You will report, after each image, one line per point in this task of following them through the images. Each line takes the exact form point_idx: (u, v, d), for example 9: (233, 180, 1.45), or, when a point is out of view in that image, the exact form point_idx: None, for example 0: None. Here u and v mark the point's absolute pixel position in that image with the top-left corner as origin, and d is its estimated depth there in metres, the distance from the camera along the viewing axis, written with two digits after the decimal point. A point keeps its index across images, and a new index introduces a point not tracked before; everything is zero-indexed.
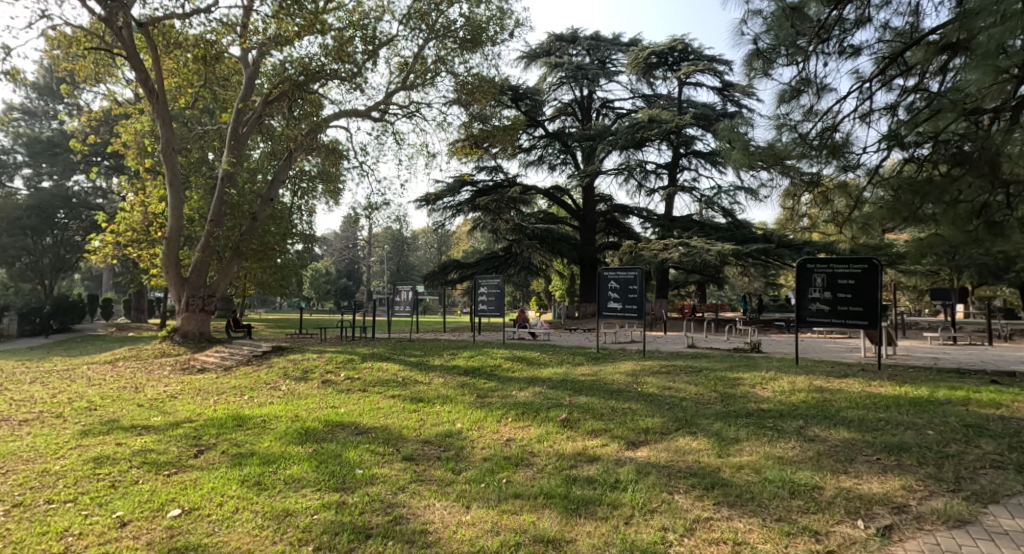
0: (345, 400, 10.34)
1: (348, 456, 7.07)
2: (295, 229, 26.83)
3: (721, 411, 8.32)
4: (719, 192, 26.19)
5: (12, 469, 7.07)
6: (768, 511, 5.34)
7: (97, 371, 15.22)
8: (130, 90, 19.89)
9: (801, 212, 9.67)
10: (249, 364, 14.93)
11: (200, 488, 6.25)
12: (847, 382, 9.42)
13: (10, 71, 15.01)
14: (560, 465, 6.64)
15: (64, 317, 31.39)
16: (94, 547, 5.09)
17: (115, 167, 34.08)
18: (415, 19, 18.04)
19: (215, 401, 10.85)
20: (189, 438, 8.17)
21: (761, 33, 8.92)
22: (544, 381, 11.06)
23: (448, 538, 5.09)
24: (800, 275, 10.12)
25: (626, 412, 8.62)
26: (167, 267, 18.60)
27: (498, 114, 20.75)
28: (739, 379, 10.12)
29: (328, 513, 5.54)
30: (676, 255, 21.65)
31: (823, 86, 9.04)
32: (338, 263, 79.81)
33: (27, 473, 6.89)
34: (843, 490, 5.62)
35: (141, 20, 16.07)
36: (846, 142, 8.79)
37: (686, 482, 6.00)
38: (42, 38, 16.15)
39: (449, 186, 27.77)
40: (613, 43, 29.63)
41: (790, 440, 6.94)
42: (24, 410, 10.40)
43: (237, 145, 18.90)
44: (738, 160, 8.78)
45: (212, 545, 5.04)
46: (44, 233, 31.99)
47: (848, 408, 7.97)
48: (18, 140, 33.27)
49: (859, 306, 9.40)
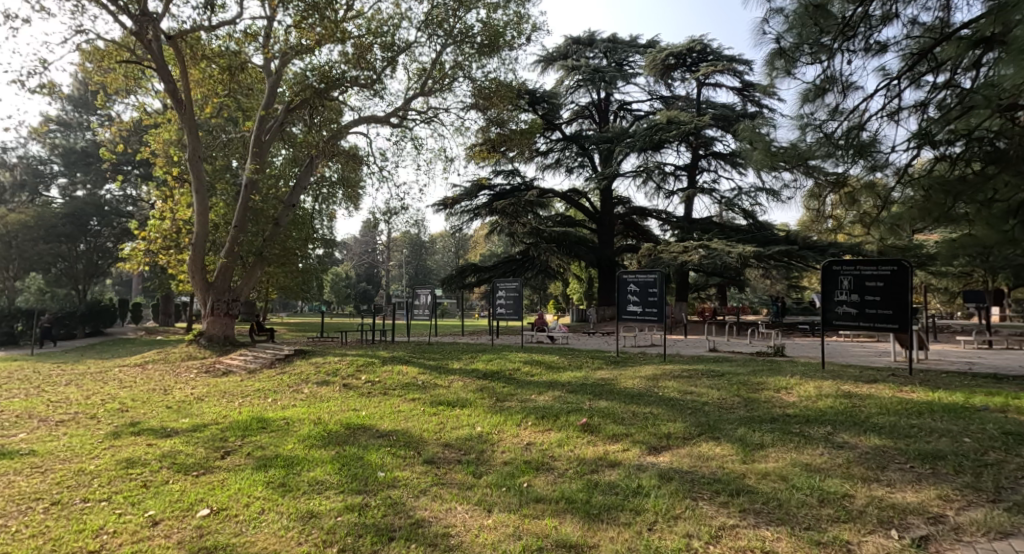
0: (366, 403, 10.39)
1: (369, 459, 7.08)
2: (316, 234, 27.15)
3: (744, 416, 8.18)
4: (739, 193, 25.82)
5: (47, 469, 7.17)
6: (797, 519, 5.22)
7: (128, 374, 15.49)
8: (158, 101, 20.29)
9: (826, 213, 9.48)
10: (272, 368, 15.01)
11: (227, 488, 6.30)
12: (876, 387, 9.21)
13: (47, 85, 15.38)
14: (581, 470, 6.57)
15: (96, 321, 32.08)
16: (127, 546, 5.12)
17: (144, 176, 34.88)
18: (433, 25, 18.09)
19: (240, 404, 10.93)
20: (216, 440, 8.25)
21: (783, 32, 8.80)
22: (563, 385, 10.94)
23: (471, 542, 5.04)
24: (826, 277, 9.89)
25: (647, 417, 8.50)
26: (193, 272, 18.80)
27: (516, 118, 20.61)
28: (764, 384, 9.92)
29: (351, 515, 5.54)
30: (696, 258, 21.45)
31: (849, 84, 8.88)
32: (358, 268, 80.59)
33: (63, 472, 6.99)
34: (875, 498, 5.46)
35: (170, 33, 16.39)
36: (874, 141, 8.59)
37: (711, 488, 5.89)
38: (76, 51, 16.55)
39: (466, 190, 27.80)
40: (631, 45, 29.44)
41: (818, 447, 6.78)
42: (60, 410, 10.65)
43: (260, 152, 19.15)
44: (759, 161, 8.69)
45: (240, 545, 5.06)
46: (78, 240, 32.78)
47: (878, 414, 7.76)
48: (54, 151, 34.22)
49: (888, 309, 9.16)
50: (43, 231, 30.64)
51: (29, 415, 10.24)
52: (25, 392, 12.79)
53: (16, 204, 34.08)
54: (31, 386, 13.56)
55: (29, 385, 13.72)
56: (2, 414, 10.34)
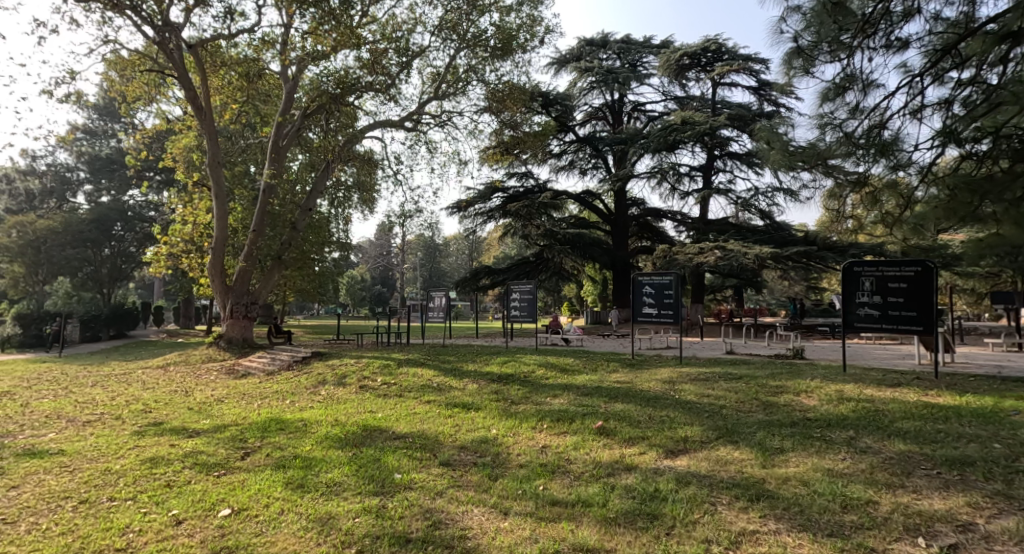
0: (382, 405, 10.39)
1: (386, 461, 7.05)
2: (333, 238, 27.34)
3: (764, 420, 8.05)
4: (756, 193, 25.53)
5: (75, 468, 7.25)
6: (819, 526, 5.10)
7: (149, 375, 15.70)
8: (179, 108, 20.55)
9: (847, 213, 9.32)
10: (290, 369, 15.10)
11: (248, 488, 6.31)
12: (900, 391, 9.00)
13: (74, 94, 15.68)
14: (597, 473, 6.50)
15: (120, 324, 32.56)
16: (152, 544, 5.15)
17: (166, 181, 35.46)
18: (446, 29, 18.13)
19: (259, 405, 11.02)
20: (235, 440, 8.30)
21: (801, 30, 8.68)
22: (578, 387, 10.87)
23: (487, 545, 5.00)
24: (846, 278, 9.71)
25: (664, 420, 8.39)
26: (213, 276, 18.96)
27: (529, 120, 20.56)
28: (783, 387, 9.77)
29: (369, 517, 5.51)
30: (712, 259, 21.31)
31: (870, 82, 8.73)
32: (373, 270, 81.20)
33: (91, 471, 7.06)
34: (901, 505, 5.33)
35: (190, 41, 16.62)
36: (896, 140, 8.45)
37: (730, 493, 5.78)
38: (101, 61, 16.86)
39: (480, 193, 27.74)
40: (645, 46, 29.26)
41: (841, 452, 6.63)
42: (87, 411, 10.78)
43: (277, 158, 19.29)
44: (778, 161, 8.62)
45: (260, 545, 5.07)
46: (103, 244, 33.32)
47: (903, 419, 7.59)
48: (80, 158, 34.84)
49: (912, 311, 8.96)
50: (70, 236, 31.30)
51: (57, 416, 10.40)
52: (54, 392, 13.11)
53: (45, 209, 34.81)
54: (59, 386, 13.89)
55: (56, 386, 14.03)
56: (33, 414, 10.55)
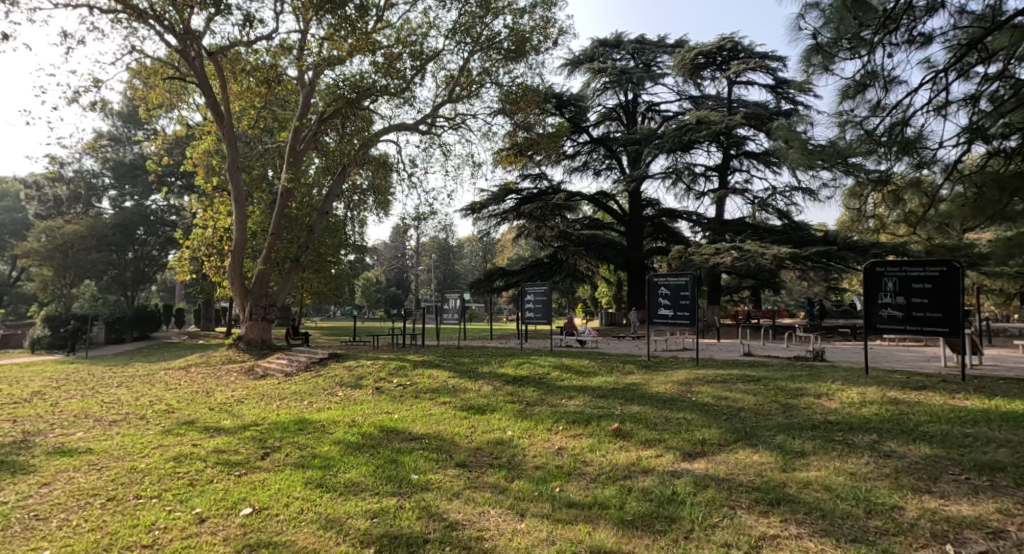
0: (398, 406, 10.39)
1: (403, 462, 7.03)
2: (349, 240, 27.49)
3: (784, 423, 7.90)
4: (773, 193, 25.20)
5: (102, 466, 7.31)
6: (842, 531, 4.98)
7: (171, 376, 15.88)
8: (199, 114, 20.83)
9: (868, 213, 9.00)
10: (308, 371, 15.14)
11: (268, 488, 6.31)
12: (926, 394, 8.78)
13: (99, 102, 15.98)
14: (614, 475, 6.43)
15: (144, 326, 33.05)
16: (177, 541, 5.18)
17: (187, 186, 36.07)
18: (460, 33, 18.13)
19: (278, 406, 11.09)
20: (256, 440, 8.34)
21: (820, 27, 8.55)
22: (594, 389, 10.79)
23: (504, 546, 4.96)
24: (869, 279, 9.53)
25: (681, 422, 8.29)
26: (233, 279, 19.13)
27: (542, 122, 20.56)
28: (804, 389, 9.60)
29: (386, 517, 5.48)
30: (729, 260, 21.14)
31: (892, 79, 8.55)
32: (388, 272, 81.58)
33: (118, 469, 7.12)
34: (927, 511, 5.18)
35: (211, 49, 16.82)
36: (920, 137, 8.25)
37: (750, 497, 5.67)
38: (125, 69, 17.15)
39: (494, 194, 27.71)
40: (659, 45, 29.07)
41: (864, 456, 6.49)
42: (113, 411, 10.92)
43: (295, 162, 19.48)
44: (796, 160, 8.49)
45: (281, 544, 5.06)
46: (127, 248, 33.85)
47: (928, 422, 7.41)
48: (106, 164, 35.55)
49: (938, 312, 8.74)
50: (95, 240, 31.80)
51: (84, 415, 10.52)
52: (82, 392, 13.32)
53: (72, 214, 35.37)
54: (86, 387, 14.13)
55: (83, 386, 14.27)
56: (62, 414, 10.70)
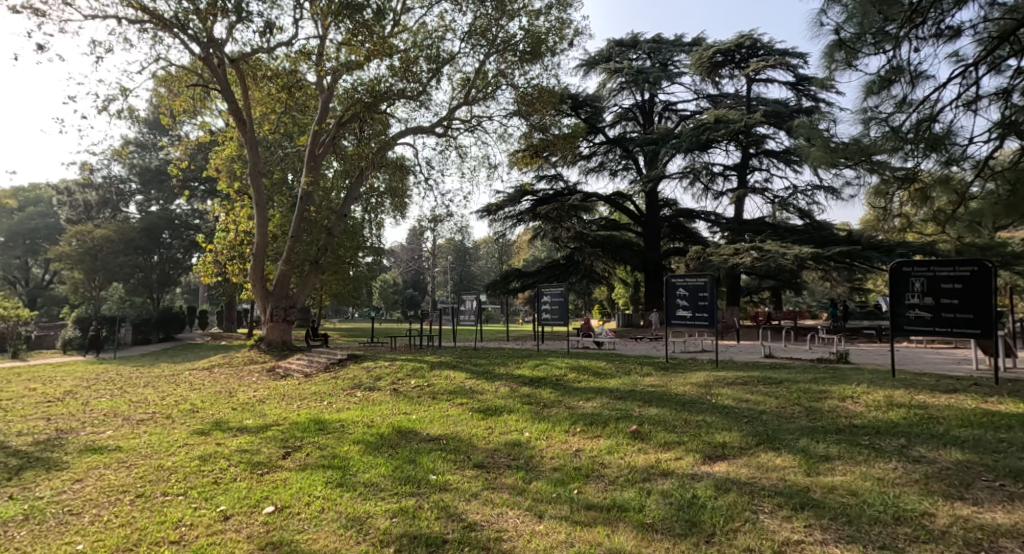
0: (416, 407, 10.37)
1: (421, 462, 7.00)
2: (367, 243, 27.66)
3: (806, 426, 7.73)
4: (795, 192, 24.83)
5: (131, 464, 7.38)
6: (869, 537, 4.84)
7: (197, 377, 16.06)
8: (222, 119, 21.08)
9: (894, 211, 8.82)
10: (328, 371, 15.22)
11: (289, 487, 6.30)
12: (956, 398, 8.53)
13: (127, 110, 16.28)
14: (632, 478, 6.32)
15: (169, 327, 33.57)
16: (203, 538, 5.19)
17: (210, 190, 36.62)
18: (475, 36, 18.10)
19: (298, 406, 11.14)
20: (278, 440, 8.37)
21: (843, 22, 8.44)
22: (612, 391, 10.65)
23: (523, 547, 4.90)
24: (895, 279, 9.31)
25: (700, 424, 8.14)
26: (255, 281, 19.36)
27: (559, 123, 20.47)
28: (827, 392, 9.39)
29: (406, 517, 5.45)
30: (749, 260, 20.86)
31: (918, 74, 8.37)
32: (406, 274, 82.01)
33: (145, 467, 7.18)
34: (959, 518, 5.02)
35: (234, 56, 17.01)
36: (949, 133, 8.05)
37: (773, 501, 5.54)
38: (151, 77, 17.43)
39: (510, 196, 27.64)
40: (676, 44, 28.82)
41: (891, 461, 6.31)
42: (141, 410, 11.06)
43: (314, 166, 19.65)
44: (818, 158, 8.34)
45: (303, 543, 5.04)
46: (153, 251, 34.42)
47: (959, 427, 7.19)
48: (133, 170, 36.24)
49: (968, 313, 8.49)
50: (123, 244, 32.37)
51: (113, 414, 10.64)
52: (110, 392, 13.51)
53: (101, 220, 35.99)
54: (114, 386, 14.31)
55: (112, 386, 14.48)
56: (92, 413, 10.87)
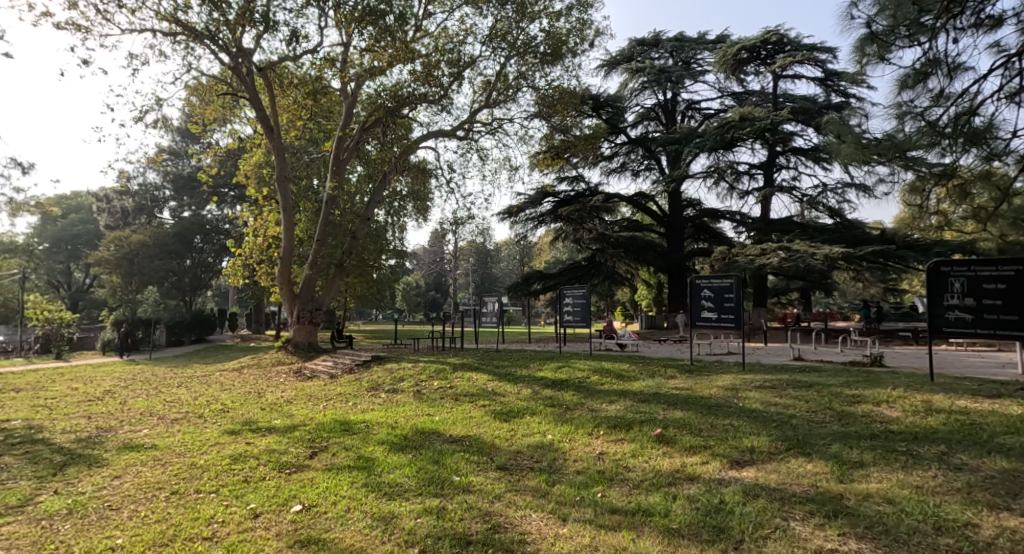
0: (439, 409, 10.31)
1: (444, 463, 6.93)
2: (391, 246, 27.79)
3: (838, 431, 7.46)
4: (823, 190, 24.29)
5: (166, 462, 7.44)
6: (909, 548, 4.61)
7: (228, 378, 16.29)
8: (250, 126, 21.39)
9: (931, 209, 8.49)
10: (353, 373, 15.28)
11: (316, 487, 6.27)
12: (999, 403, 8.16)
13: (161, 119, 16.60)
14: (658, 482, 6.15)
15: (201, 330, 34.19)
16: (234, 534, 5.17)
17: (239, 196, 37.28)
18: (496, 39, 18.05)
19: (324, 407, 11.17)
20: (306, 440, 8.38)
21: (875, 15, 8.17)
22: (636, 393, 10.47)
23: (547, 551, 4.78)
24: (933, 279, 8.95)
25: (728, 428, 7.92)
26: (281, 284, 19.54)
27: (580, 124, 20.29)
28: (860, 396, 9.07)
29: (431, 517, 5.36)
30: (776, 260, 20.44)
31: (957, 66, 8.03)
32: (429, 276, 82.41)
33: (179, 465, 7.22)
34: (1006, 529, 4.75)
35: (261, 65, 17.18)
36: (990, 127, 7.73)
37: (805, 508, 5.32)
38: (183, 87, 17.74)
39: (531, 198, 27.51)
40: (699, 42, 28.41)
41: (931, 469, 6.03)
42: (175, 409, 11.22)
43: (338, 171, 19.77)
44: (850, 155, 8.08)
45: (329, 542, 4.98)
46: (185, 255, 35.15)
47: (1003, 434, 6.86)
48: (167, 178, 37.12)
49: (1012, 314, 8.11)
50: (157, 249, 33.10)
51: (149, 413, 10.81)
52: (146, 392, 13.73)
53: (137, 225, 36.92)
54: (149, 386, 14.57)
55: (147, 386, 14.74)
56: (129, 412, 11.07)
